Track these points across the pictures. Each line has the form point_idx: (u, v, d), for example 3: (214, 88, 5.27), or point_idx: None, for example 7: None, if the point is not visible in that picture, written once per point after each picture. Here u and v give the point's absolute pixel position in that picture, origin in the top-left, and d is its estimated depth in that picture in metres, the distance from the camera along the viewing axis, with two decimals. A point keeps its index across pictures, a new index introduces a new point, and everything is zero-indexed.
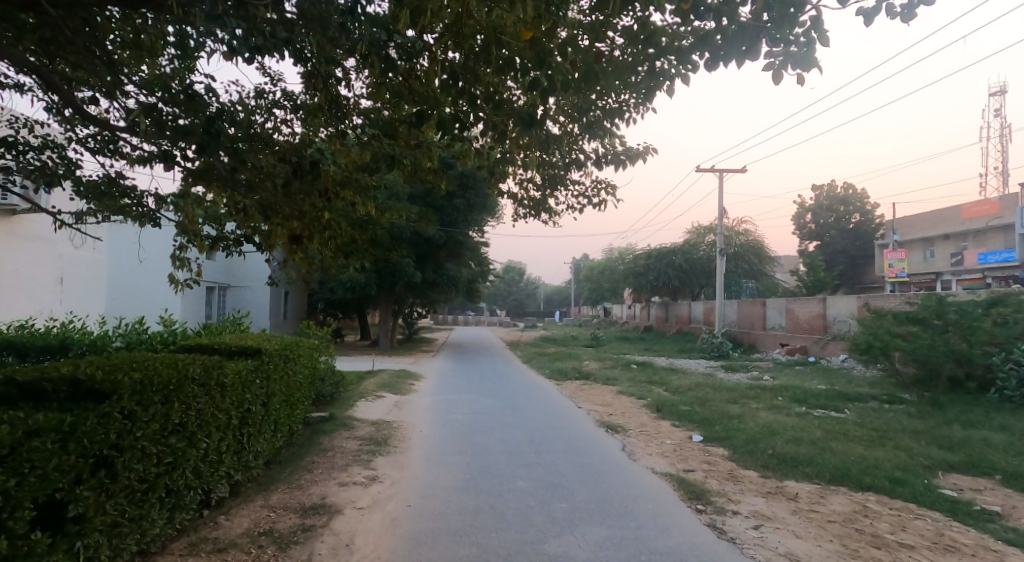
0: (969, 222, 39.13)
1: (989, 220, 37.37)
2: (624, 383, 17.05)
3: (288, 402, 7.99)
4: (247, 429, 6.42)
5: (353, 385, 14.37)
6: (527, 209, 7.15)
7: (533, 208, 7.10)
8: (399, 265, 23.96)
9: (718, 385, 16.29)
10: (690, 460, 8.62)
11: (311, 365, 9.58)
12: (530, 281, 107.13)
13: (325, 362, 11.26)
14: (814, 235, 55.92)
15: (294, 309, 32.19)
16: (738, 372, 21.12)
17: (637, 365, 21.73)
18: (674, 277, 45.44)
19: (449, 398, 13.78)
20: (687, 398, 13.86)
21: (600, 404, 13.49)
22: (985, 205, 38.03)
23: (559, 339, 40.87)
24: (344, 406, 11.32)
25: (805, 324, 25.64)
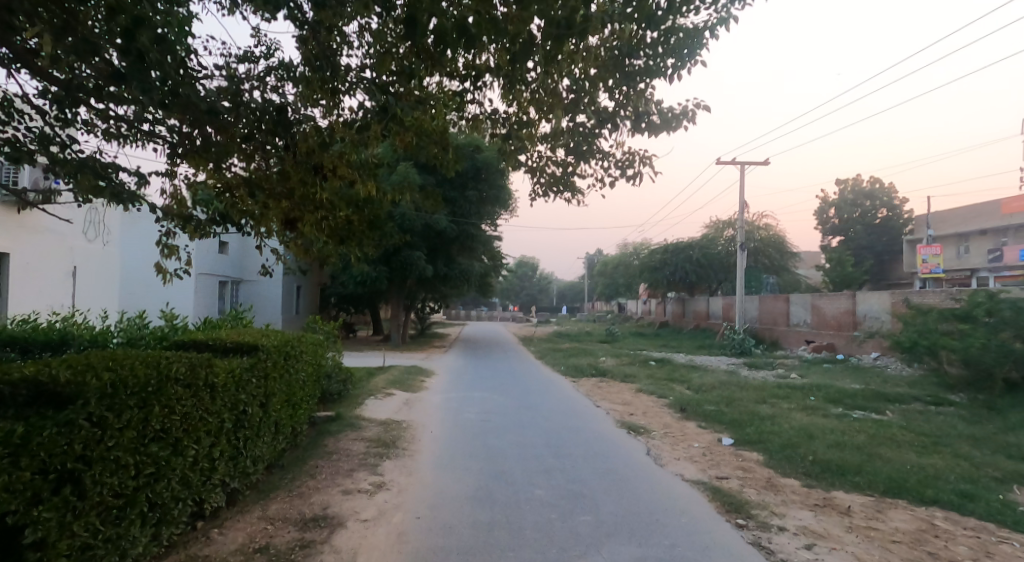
0: (1009, 218, 37.86)
1: None
2: (644, 381, 16.43)
3: (291, 402, 7.45)
4: (243, 432, 5.88)
5: (364, 382, 13.87)
6: (553, 189, 6.53)
7: (558, 187, 6.48)
8: (414, 260, 23.48)
9: (745, 384, 15.59)
10: (723, 466, 8.03)
11: (317, 363, 9.04)
12: (543, 276, 106.49)
13: (332, 359, 10.74)
14: (836, 231, 54.77)
15: (306, 303, 31.87)
16: (762, 369, 20.41)
17: (657, 361, 21.07)
18: (692, 272, 44.55)
19: (462, 395, 13.25)
20: (713, 397, 13.24)
21: (621, 403, 12.89)
22: None
23: (574, 334, 40.25)
24: (353, 405, 10.80)
25: (832, 321, 24.79)
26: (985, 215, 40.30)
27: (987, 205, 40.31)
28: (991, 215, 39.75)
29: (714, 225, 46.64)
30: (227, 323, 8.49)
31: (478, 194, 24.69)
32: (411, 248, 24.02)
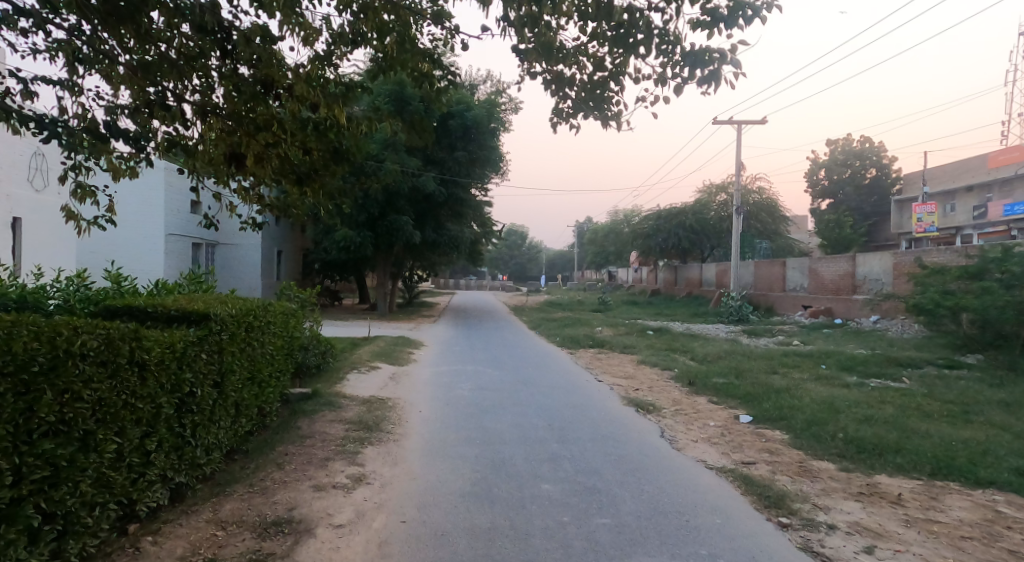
0: (996, 172, 37.24)
1: (1017, 168, 35.26)
2: (644, 351, 15.55)
3: (256, 378, 6.44)
4: (191, 418, 4.89)
5: (345, 354, 12.88)
6: (586, 106, 5.49)
7: (590, 99, 5.41)
8: (398, 223, 22.26)
9: (749, 352, 14.78)
10: (747, 448, 7.07)
11: (290, 337, 8.00)
12: (532, 244, 105.36)
13: (308, 330, 9.70)
14: (826, 194, 54.05)
15: (289, 271, 30.66)
16: (763, 336, 19.62)
17: (654, 330, 20.20)
18: (685, 238, 43.71)
19: (453, 370, 12.35)
20: (720, 367, 12.38)
21: (624, 377, 11.98)
22: (1013, 153, 35.98)
23: (565, 302, 39.38)
24: (332, 381, 9.82)
25: (831, 286, 24.03)
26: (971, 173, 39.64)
27: (972, 161, 39.66)
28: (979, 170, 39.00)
29: (707, 189, 45.67)
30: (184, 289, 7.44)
31: (465, 153, 23.49)
32: (396, 211, 22.80)
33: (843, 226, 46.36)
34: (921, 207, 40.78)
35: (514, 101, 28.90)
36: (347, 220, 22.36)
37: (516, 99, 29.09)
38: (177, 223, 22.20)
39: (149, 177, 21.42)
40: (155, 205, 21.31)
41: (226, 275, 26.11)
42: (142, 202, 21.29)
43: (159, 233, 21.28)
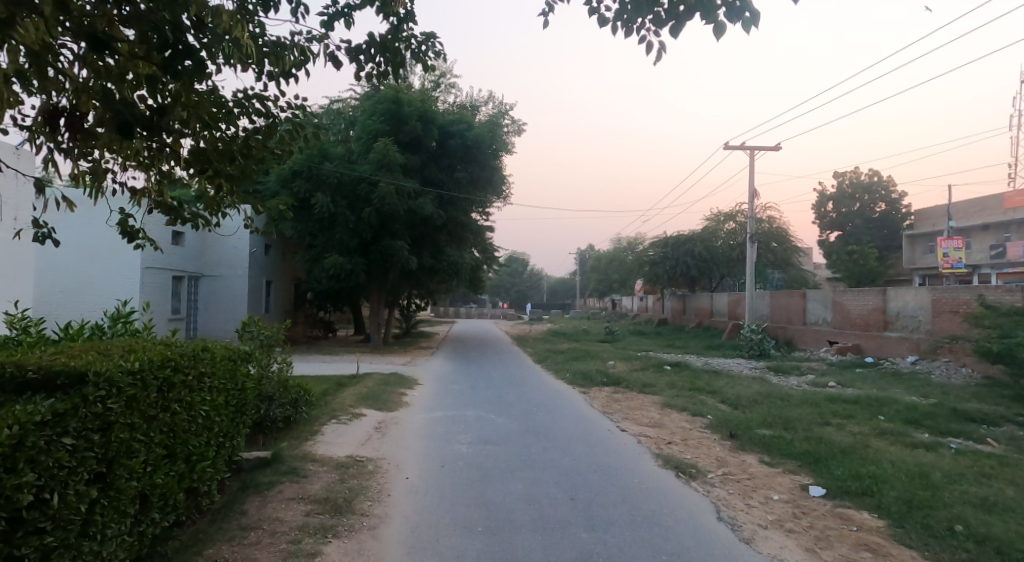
0: (1013, 212, 35.81)
1: None
2: (666, 392, 13.78)
3: (178, 453, 4.66)
4: (43, 537, 3.04)
5: (325, 399, 11.14)
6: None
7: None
8: (392, 249, 20.59)
9: (786, 396, 13.02)
10: (839, 540, 5.30)
11: (239, 391, 6.26)
12: (533, 272, 104.13)
13: (270, 377, 7.99)
14: (834, 225, 52.44)
15: (279, 300, 28.99)
16: (791, 375, 17.84)
17: (671, 367, 18.46)
18: (694, 266, 42.19)
19: (450, 416, 10.60)
20: (761, 415, 10.65)
21: (650, 426, 10.21)
22: None
23: (570, 334, 37.66)
24: (301, 438, 8.10)
25: (859, 319, 22.28)
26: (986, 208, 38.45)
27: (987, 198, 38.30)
28: (995, 209, 37.49)
29: (714, 216, 44.23)
30: (94, 336, 5.79)
31: (465, 176, 22.20)
32: (390, 236, 21.09)
33: (858, 257, 44.76)
34: (946, 240, 36.36)
35: (516, 125, 27.59)
36: (337, 246, 20.65)
37: (519, 122, 27.79)
38: (155, 253, 20.79)
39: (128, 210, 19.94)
40: None
41: (210, 307, 24.55)
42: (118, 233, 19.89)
43: (136, 265, 19.89)
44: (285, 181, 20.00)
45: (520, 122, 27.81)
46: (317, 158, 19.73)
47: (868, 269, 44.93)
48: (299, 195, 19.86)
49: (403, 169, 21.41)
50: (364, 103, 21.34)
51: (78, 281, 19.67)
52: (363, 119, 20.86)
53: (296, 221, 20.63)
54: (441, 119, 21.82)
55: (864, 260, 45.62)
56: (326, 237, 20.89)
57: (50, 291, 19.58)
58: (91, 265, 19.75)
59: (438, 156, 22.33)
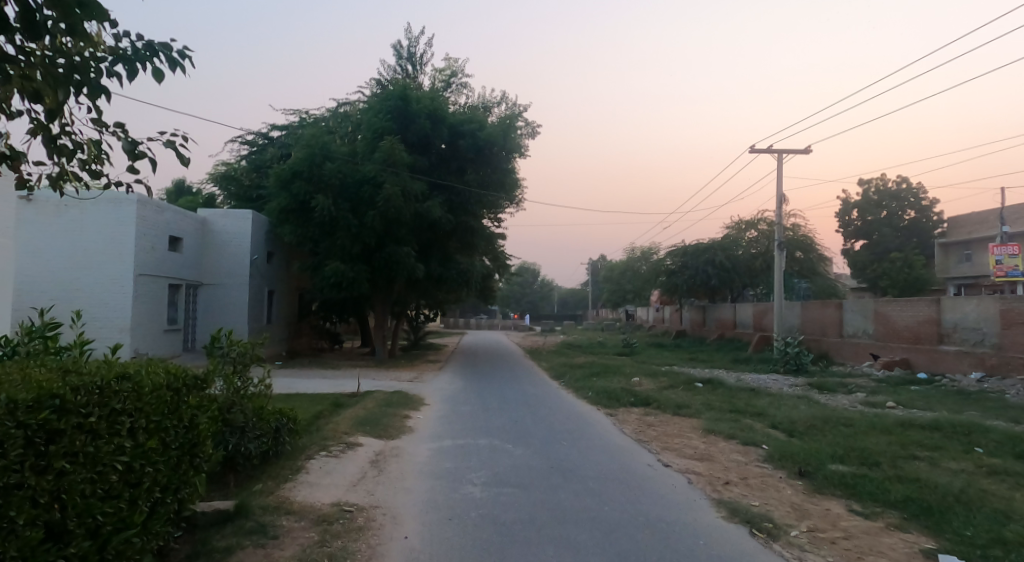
0: None
1: None
2: (707, 415, 12.18)
3: (61, 532, 3.12)
4: None
5: (318, 424, 9.70)
6: None
7: None
8: (398, 255, 19.18)
9: (847, 419, 11.37)
10: None
11: (193, 427, 4.73)
12: (545, 283, 102.44)
13: (240, 407, 6.54)
14: (858, 233, 49.10)
15: (282, 311, 27.68)
16: (838, 393, 16.16)
17: (705, 383, 16.85)
18: (715, 275, 40.48)
19: (460, 446, 9.08)
20: (830, 445, 9.01)
21: (698, 459, 8.63)
22: None
23: (586, 346, 35.85)
24: (279, 479, 6.65)
25: (906, 332, 20.59)
26: None
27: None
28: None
29: (735, 224, 42.43)
30: None
31: (477, 178, 20.84)
32: (396, 241, 19.66)
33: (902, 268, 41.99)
34: (997, 246, 33.90)
35: (531, 126, 26.12)
36: (338, 253, 19.23)
37: (534, 124, 26.32)
38: (149, 261, 19.52)
39: (117, 211, 18.70)
40: (122, 241, 18.67)
41: (209, 318, 23.20)
42: (107, 237, 18.64)
43: (127, 272, 18.60)
44: (284, 182, 18.91)
45: (534, 123, 26.27)
46: (319, 157, 18.58)
47: (916, 278, 42.47)
48: (298, 197, 18.70)
49: (411, 170, 20.15)
50: (370, 101, 20.18)
51: (69, 288, 18.53)
52: (368, 116, 19.73)
53: (295, 225, 19.37)
54: (452, 117, 20.59)
55: (909, 270, 42.77)
56: (328, 243, 19.51)
57: (41, 299, 18.54)
58: (81, 271, 18.57)
59: (449, 158, 21.05)
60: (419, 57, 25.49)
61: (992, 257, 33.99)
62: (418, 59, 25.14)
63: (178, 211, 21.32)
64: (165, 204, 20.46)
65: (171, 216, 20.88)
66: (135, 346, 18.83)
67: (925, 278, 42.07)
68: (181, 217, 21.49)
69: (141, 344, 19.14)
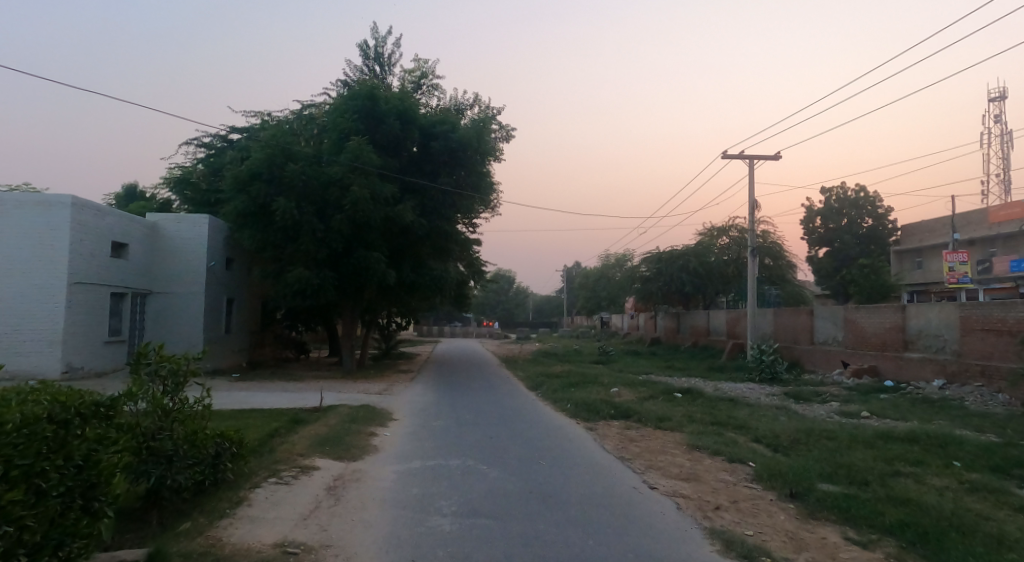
0: (998, 227, 34.83)
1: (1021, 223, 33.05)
2: (686, 428, 11.59)
3: None
4: None
5: (265, 447, 8.86)
6: None
7: None
8: (367, 261, 18.33)
9: (826, 430, 10.88)
10: None
11: (84, 470, 3.82)
12: (519, 290, 101.85)
13: (166, 434, 5.86)
14: (821, 241, 48.47)
15: (244, 320, 26.54)
16: (814, 403, 15.79)
17: (682, 394, 16.33)
18: (687, 282, 40.32)
19: (428, 467, 8.33)
20: (817, 461, 8.46)
21: (681, 480, 8.00)
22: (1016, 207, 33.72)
23: (561, 354, 35.20)
24: (212, 517, 5.85)
25: (873, 339, 20.37)
26: (971, 222, 37.00)
27: (971, 213, 37.21)
28: (978, 223, 36.42)
29: (707, 231, 42.40)
30: None
31: (450, 181, 20.16)
32: (365, 246, 18.81)
33: (868, 274, 41.36)
34: (950, 253, 34.09)
35: (504, 130, 25.45)
36: (302, 258, 18.24)
37: (508, 127, 25.65)
38: (87, 269, 18.48)
39: (49, 216, 17.79)
40: (55, 247, 17.68)
41: (160, 329, 22.09)
42: (38, 244, 17.69)
43: (59, 280, 17.62)
44: (243, 185, 18.03)
45: (509, 127, 25.69)
46: (280, 159, 17.85)
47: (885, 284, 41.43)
48: (258, 200, 17.83)
49: (381, 172, 19.41)
50: (336, 102, 19.53)
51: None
52: (334, 117, 19.05)
53: (255, 229, 18.43)
54: (422, 119, 19.96)
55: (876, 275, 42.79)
56: (292, 248, 18.58)
57: None
58: (11, 281, 17.59)
59: (421, 160, 20.36)
60: (388, 57, 24.75)
61: (944, 263, 34.44)
62: (387, 59, 24.40)
63: (123, 216, 20.28)
64: (106, 209, 19.44)
65: (115, 222, 19.84)
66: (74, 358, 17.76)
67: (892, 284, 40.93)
68: (127, 223, 20.41)
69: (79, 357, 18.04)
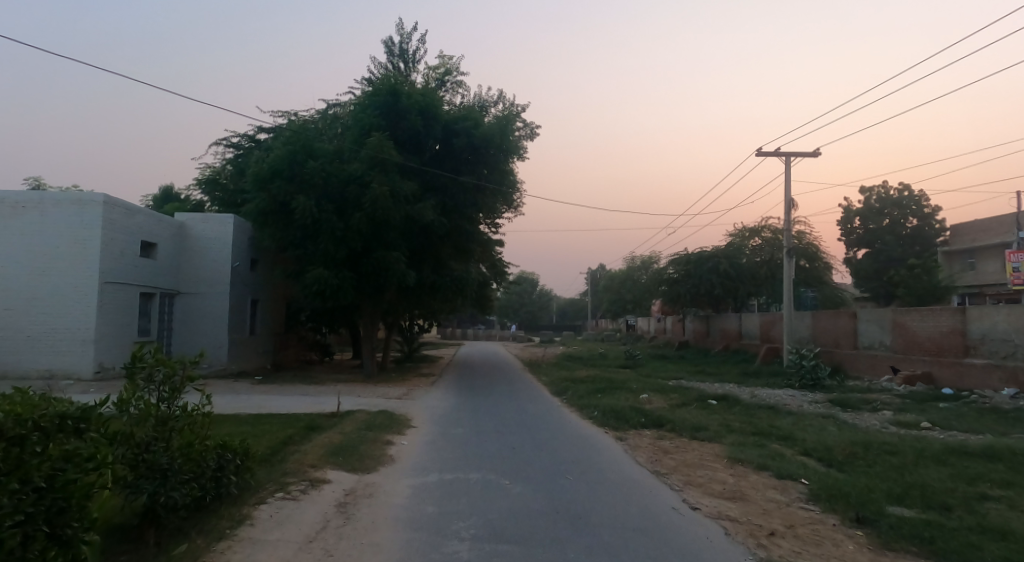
0: None
1: None
2: (728, 439, 10.79)
3: None
4: None
5: (279, 457, 8.31)
6: None
7: None
8: (387, 260, 17.82)
9: (887, 443, 9.98)
10: None
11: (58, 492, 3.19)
12: (544, 293, 101.22)
13: (159, 445, 5.26)
14: (860, 242, 46.49)
15: (267, 322, 26.31)
16: (864, 412, 14.79)
17: (719, 400, 15.49)
18: (719, 284, 39.17)
19: (446, 481, 7.69)
20: (883, 480, 7.59)
21: (733, 499, 7.24)
22: None
23: (587, 358, 34.40)
24: (212, 538, 5.26)
25: (927, 344, 19.22)
26: None
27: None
28: None
29: (739, 232, 41.24)
30: None
31: (472, 180, 19.60)
32: (385, 246, 18.31)
33: (917, 276, 39.72)
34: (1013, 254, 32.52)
35: (529, 127, 24.81)
36: (321, 258, 17.79)
37: (533, 124, 25.01)
38: (116, 267, 18.27)
39: (81, 216, 17.58)
40: (87, 245, 17.48)
41: (187, 329, 21.85)
42: (70, 244, 17.48)
43: (92, 280, 17.40)
44: (263, 182, 17.69)
45: (535, 125, 25.04)
46: (300, 155, 17.44)
47: (937, 285, 39.38)
48: (278, 198, 17.45)
49: (402, 169, 18.95)
50: (358, 99, 19.12)
51: (33, 300, 17.38)
52: (356, 114, 18.67)
53: (274, 228, 18.03)
54: (445, 115, 19.44)
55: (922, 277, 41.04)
56: (311, 248, 18.15)
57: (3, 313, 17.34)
58: (46, 281, 17.41)
59: (443, 158, 19.84)
60: (412, 53, 24.27)
61: (1008, 264, 32.58)
62: (410, 56, 23.94)
63: (152, 215, 20.10)
64: (135, 207, 19.25)
65: (144, 221, 19.64)
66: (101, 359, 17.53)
67: (941, 287, 39.19)
68: (154, 222, 20.21)
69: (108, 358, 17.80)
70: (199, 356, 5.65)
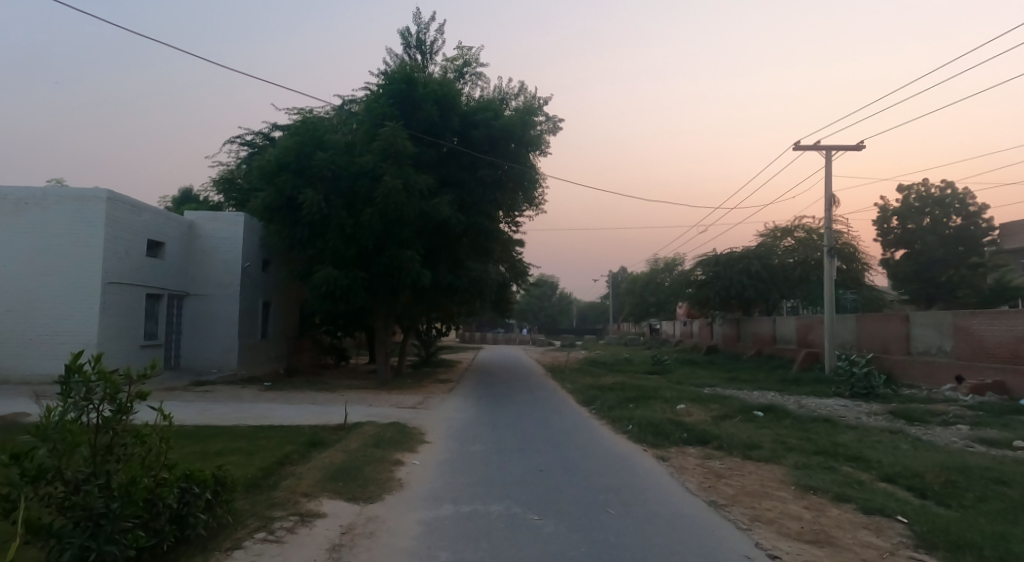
0: None
1: None
2: (790, 460, 9.33)
3: None
4: None
5: (271, 483, 7.08)
6: None
7: None
8: (401, 260, 16.64)
9: (986, 468, 8.44)
10: None
11: None
12: (565, 296, 99.65)
13: (90, 489, 3.82)
14: (898, 242, 43.30)
15: (280, 325, 25.32)
16: (934, 426, 13.17)
17: (766, 412, 14.00)
18: (751, 286, 37.40)
19: (462, 515, 6.39)
20: (1008, 524, 6.09)
21: (820, 545, 5.81)
22: None
23: (613, 363, 32.86)
24: None
25: (997, 351, 17.45)
26: None
27: None
28: None
29: (771, 231, 39.46)
30: None
31: (491, 174, 18.38)
32: (398, 244, 17.16)
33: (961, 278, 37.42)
34: None
35: (552, 121, 23.49)
36: (330, 256, 16.69)
37: (555, 118, 23.66)
38: (120, 267, 17.35)
39: (84, 211, 16.68)
40: (88, 243, 16.57)
41: (197, 332, 20.90)
42: (72, 241, 16.57)
43: (95, 280, 16.49)
44: (269, 176, 16.68)
45: (557, 119, 23.68)
46: (308, 147, 16.38)
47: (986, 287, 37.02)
48: (284, 192, 16.40)
49: (416, 163, 17.83)
50: (371, 89, 18.08)
51: (33, 300, 16.49)
52: (368, 104, 17.62)
53: (281, 224, 16.97)
54: (463, 105, 18.25)
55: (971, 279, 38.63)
56: (321, 245, 17.08)
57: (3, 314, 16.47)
58: (46, 281, 16.50)
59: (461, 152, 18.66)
60: (430, 45, 23.14)
61: None
62: (428, 47, 22.79)
63: (160, 213, 19.21)
64: (142, 204, 18.35)
65: (151, 218, 18.74)
66: (106, 362, 16.60)
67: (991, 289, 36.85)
68: (162, 220, 19.34)
69: (113, 361, 16.90)
70: (152, 369, 4.32)
